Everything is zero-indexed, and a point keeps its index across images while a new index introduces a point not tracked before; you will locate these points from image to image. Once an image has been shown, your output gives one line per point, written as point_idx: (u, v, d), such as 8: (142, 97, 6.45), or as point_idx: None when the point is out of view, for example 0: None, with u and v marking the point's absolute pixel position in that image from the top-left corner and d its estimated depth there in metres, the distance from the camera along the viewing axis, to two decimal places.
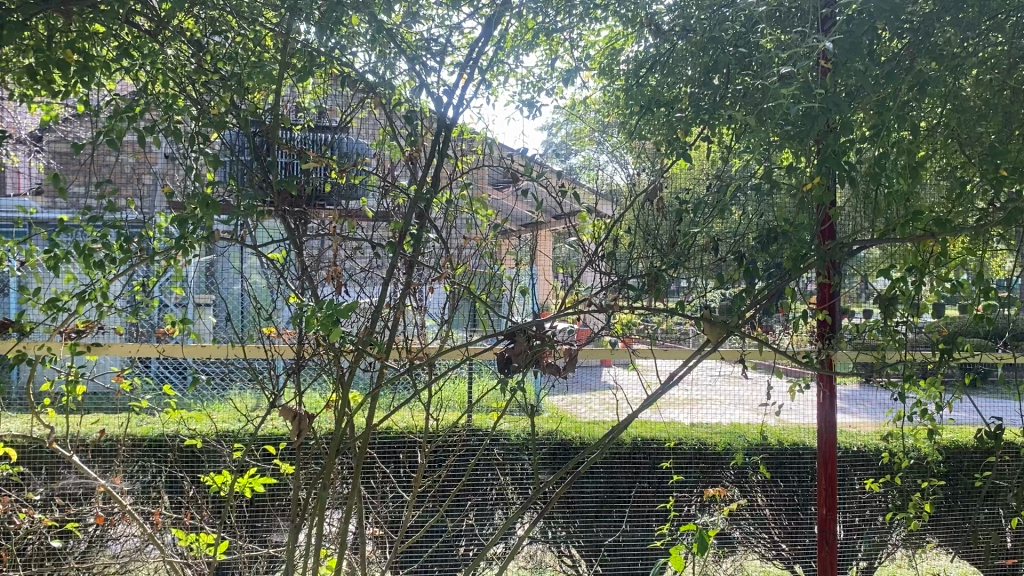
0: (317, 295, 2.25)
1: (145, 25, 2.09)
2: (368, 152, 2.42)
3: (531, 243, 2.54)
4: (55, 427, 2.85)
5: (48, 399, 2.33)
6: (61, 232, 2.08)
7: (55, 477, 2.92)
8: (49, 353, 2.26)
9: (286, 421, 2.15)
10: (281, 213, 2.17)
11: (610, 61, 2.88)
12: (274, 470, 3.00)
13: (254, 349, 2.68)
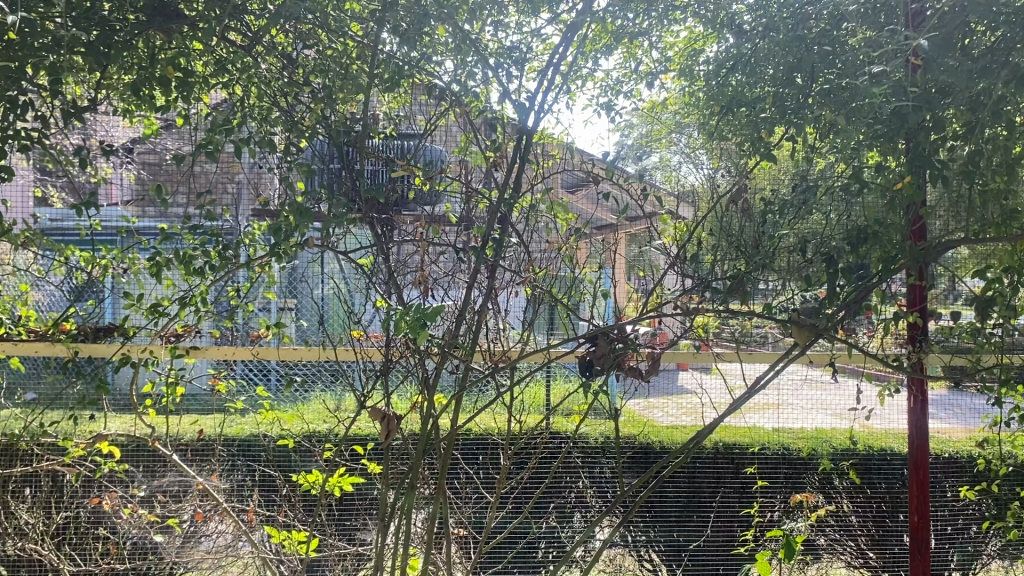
0: (403, 299, 2.32)
1: (240, 41, 2.19)
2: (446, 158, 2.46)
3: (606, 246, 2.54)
4: (157, 427, 3.00)
5: (149, 400, 2.45)
6: (163, 241, 2.20)
7: (156, 475, 3.09)
8: (149, 355, 2.39)
9: (375, 423, 2.22)
10: (369, 220, 2.26)
11: (690, 63, 2.78)
12: (361, 470, 3.09)
13: (343, 351, 2.73)
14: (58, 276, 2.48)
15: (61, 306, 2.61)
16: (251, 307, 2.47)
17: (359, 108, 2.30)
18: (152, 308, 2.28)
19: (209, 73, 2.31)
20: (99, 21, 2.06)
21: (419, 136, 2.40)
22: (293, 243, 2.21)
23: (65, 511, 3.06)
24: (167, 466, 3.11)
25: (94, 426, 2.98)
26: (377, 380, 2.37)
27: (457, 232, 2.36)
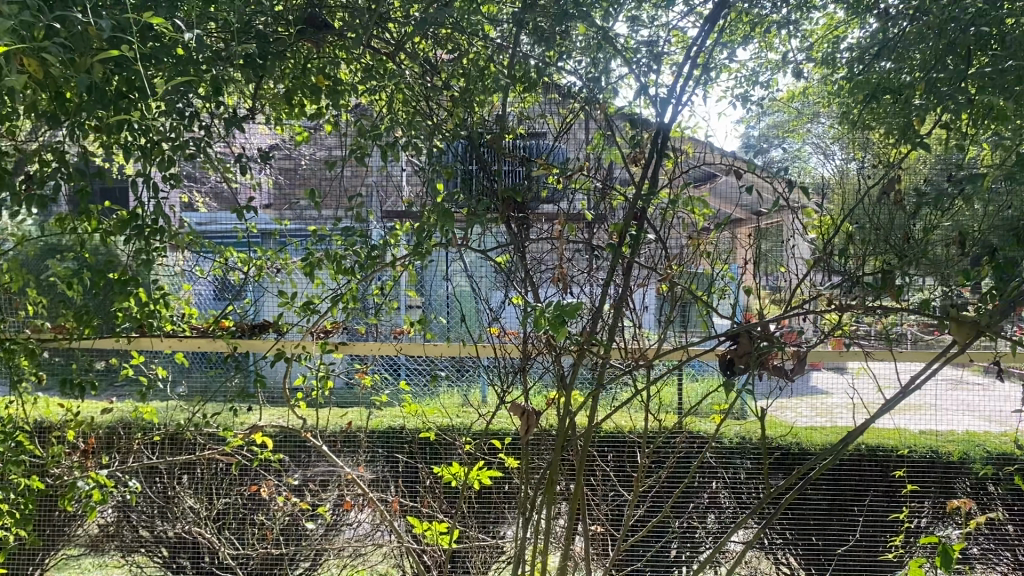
0: (539, 296, 2.30)
1: (384, 49, 2.32)
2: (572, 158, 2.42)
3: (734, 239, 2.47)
4: (307, 421, 3.14)
5: (301, 393, 2.63)
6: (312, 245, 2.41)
7: (309, 465, 3.26)
8: (302, 351, 2.60)
9: (514, 419, 2.23)
10: (507, 218, 2.25)
11: (831, 50, 2.72)
12: (499, 464, 3.15)
13: (486, 348, 2.82)
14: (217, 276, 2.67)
15: (221, 305, 2.80)
16: (394, 306, 2.61)
17: (498, 109, 2.35)
18: (305, 306, 2.48)
19: (356, 80, 2.42)
20: (257, 35, 2.18)
21: (554, 135, 2.40)
22: (434, 242, 2.27)
23: (226, 497, 3.27)
24: (316, 456, 3.26)
25: (249, 419, 3.16)
26: (515, 377, 2.38)
27: (592, 229, 2.30)
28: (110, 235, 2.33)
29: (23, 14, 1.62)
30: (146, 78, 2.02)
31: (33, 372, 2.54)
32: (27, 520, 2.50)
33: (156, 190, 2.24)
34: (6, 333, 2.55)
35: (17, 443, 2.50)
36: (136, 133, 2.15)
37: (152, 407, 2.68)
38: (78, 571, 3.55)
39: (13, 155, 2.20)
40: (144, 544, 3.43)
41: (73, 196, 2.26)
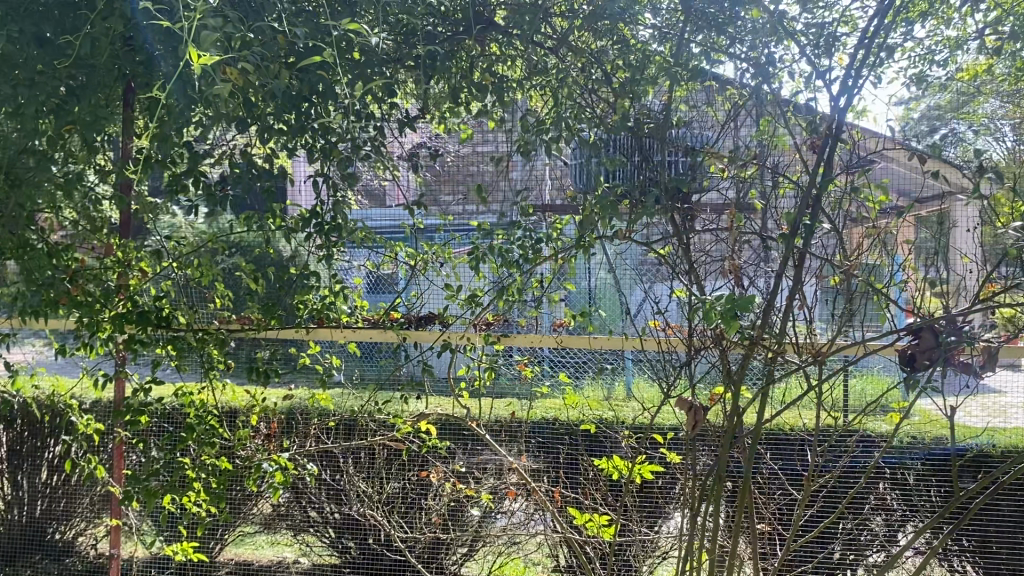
0: (705, 289, 2.25)
1: (546, 44, 2.36)
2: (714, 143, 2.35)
3: (903, 232, 2.34)
4: (470, 410, 3.23)
5: (465, 382, 2.74)
6: (478, 238, 2.52)
7: (474, 452, 3.36)
8: (466, 342, 2.75)
9: (681, 414, 2.21)
10: (671, 210, 2.22)
11: (1020, 21, 2.43)
12: (660, 458, 3.15)
13: (649, 340, 2.81)
14: (386, 269, 2.82)
15: (391, 297, 2.88)
16: (554, 298, 2.69)
17: (661, 101, 2.33)
18: (470, 298, 2.62)
19: (519, 76, 2.46)
20: (427, 35, 2.26)
21: (718, 124, 2.36)
22: (598, 235, 2.28)
23: (395, 482, 3.44)
24: (483, 445, 3.35)
25: (412, 407, 3.28)
26: (680, 370, 2.36)
27: (761, 220, 2.25)
28: (291, 231, 2.52)
29: (227, 25, 1.77)
30: (329, 83, 2.14)
31: (223, 360, 2.75)
32: (219, 496, 2.73)
33: (335, 189, 2.38)
34: (199, 323, 2.78)
35: (210, 426, 2.73)
36: (318, 134, 2.29)
37: (328, 393, 2.88)
38: (252, 548, 3.69)
39: (208, 158, 2.39)
40: (313, 524, 3.64)
41: (260, 195, 2.44)
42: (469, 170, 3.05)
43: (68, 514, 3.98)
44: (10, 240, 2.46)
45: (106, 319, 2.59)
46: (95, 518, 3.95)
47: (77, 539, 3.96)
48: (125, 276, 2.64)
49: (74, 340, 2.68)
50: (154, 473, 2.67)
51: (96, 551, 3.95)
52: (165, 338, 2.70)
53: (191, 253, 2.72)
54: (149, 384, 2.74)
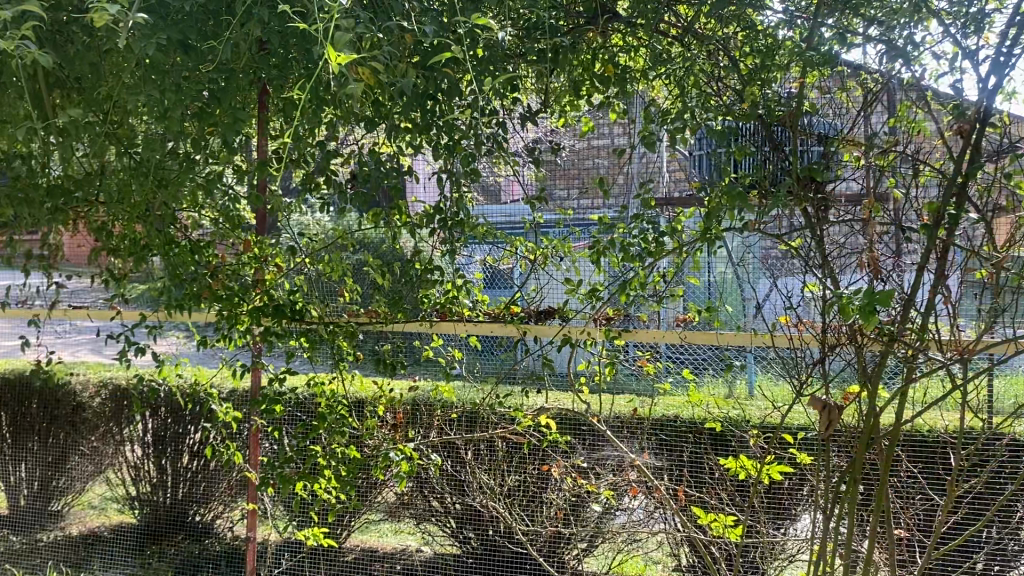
0: (840, 283, 2.16)
1: (671, 32, 2.32)
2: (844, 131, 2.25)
3: None
4: (592, 405, 3.22)
5: (585, 378, 2.75)
6: (600, 232, 2.51)
7: (596, 448, 3.35)
8: (586, 337, 2.75)
9: (813, 413, 2.13)
10: (803, 201, 2.14)
11: None
12: (789, 459, 3.05)
13: (779, 337, 2.73)
14: (508, 264, 2.84)
15: (508, 292, 2.90)
16: (677, 293, 2.64)
17: (790, 88, 2.25)
18: (591, 293, 2.61)
19: (643, 67, 2.43)
20: (549, 29, 2.27)
21: (853, 111, 2.26)
22: (724, 227, 2.23)
23: (517, 475, 3.48)
24: (604, 441, 3.33)
25: (532, 401, 3.30)
26: (811, 367, 2.28)
27: (900, 210, 2.14)
28: (417, 228, 2.59)
29: (359, 26, 1.84)
30: (454, 80, 2.17)
31: (352, 352, 2.85)
32: (348, 484, 2.83)
33: (458, 184, 2.41)
34: (330, 317, 2.89)
35: (341, 415, 2.85)
36: (442, 130, 2.32)
37: (451, 387, 2.93)
38: (377, 536, 3.84)
39: (340, 156, 2.48)
40: (435, 514, 3.72)
41: (388, 192, 2.51)
42: (583, 166, 3.04)
43: (208, 497, 4.20)
44: (158, 237, 2.63)
45: (244, 312, 2.73)
46: (231, 502, 4.13)
47: (215, 521, 4.18)
48: (262, 271, 2.77)
49: (216, 332, 2.83)
50: (289, 460, 2.80)
51: (232, 534, 4.14)
52: (298, 331, 2.81)
53: (322, 249, 2.83)
54: (283, 374, 2.86)
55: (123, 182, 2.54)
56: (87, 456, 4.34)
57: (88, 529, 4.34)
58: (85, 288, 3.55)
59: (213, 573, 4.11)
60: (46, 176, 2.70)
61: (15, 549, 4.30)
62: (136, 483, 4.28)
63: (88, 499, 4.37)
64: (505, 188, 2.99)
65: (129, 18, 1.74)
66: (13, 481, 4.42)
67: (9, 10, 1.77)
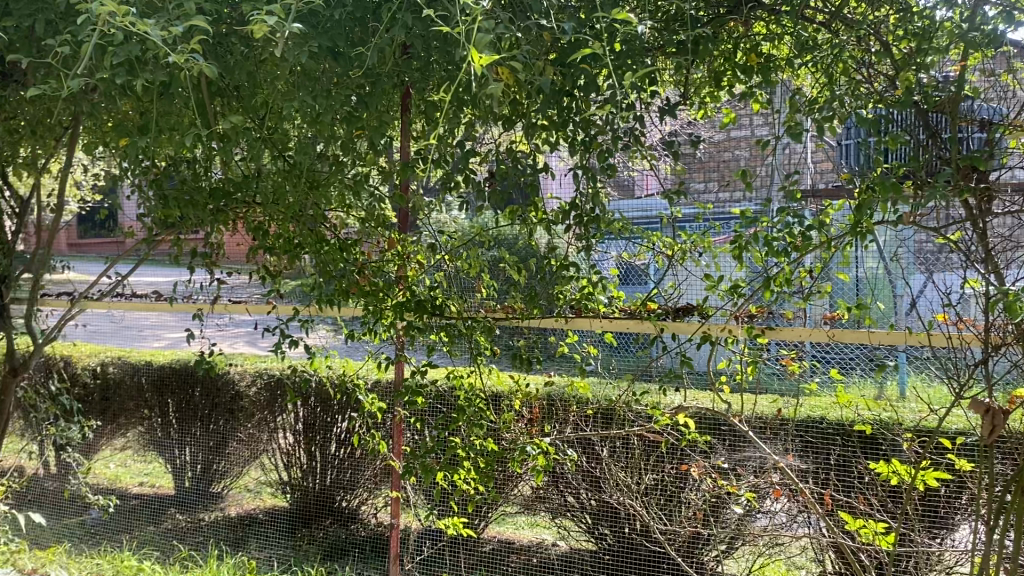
0: (1006, 278, 2.01)
1: (817, 19, 2.24)
2: (1009, 116, 2.10)
3: None
4: (733, 405, 3.15)
5: (726, 377, 2.70)
6: (742, 226, 2.45)
7: (737, 449, 3.29)
8: (727, 334, 2.69)
9: (977, 416, 2.00)
10: (964, 192, 2.01)
11: None
12: (947, 465, 2.90)
13: (938, 336, 2.58)
14: (645, 260, 2.82)
15: (645, 288, 2.85)
16: (824, 290, 2.55)
17: (949, 72, 2.13)
18: (733, 289, 2.55)
19: (787, 56, 2.36)
20: (688, 20, 2.24)
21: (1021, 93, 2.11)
22: (876, 220, 2.13)
23: (654, 474, 3.48)
24: (747, 442, 3.26)
25: (669, 400, 3.26)
26: (973, 369, 2.14)
27: None
28: (554, 224, 2.61)
29: (500, 26, 1.87)
30: (591, 75, 2.17)
31: (490, 347, 2.90)
32: (487, 476, 2.88)
33: (595, 180, 2.41)
34: (468, 312, 2.93)
35: (479, 408, 2.90)
36: (579, 127, 2.33)
37: (588, 383, 2.93)
38: (513, 527, 3.89)
39: (478, 154, 2.53)
40: (571, 510, 3.78)
41: (524, 188, 2.54)
42: (721, 158, 2.97)
43: (355, 484, 4.37)
44: (310, 236, 2.77)
45: (388, 308, 2.82)
46: (376, 489, 4.30)
47: (362, 508, 4.33)
48: (405, 268, 2.86)
49: (361, 325, 2.95)
50: (430, 451, 2.87)
51: (378, 520, 4.28)
52: (438, 326, 2.88)
53: (461, 246, 2.89)
54: (424, 368, 2.95)
55: (276, 185, 2.72)
56: (245, 442, 4.62)
57: (244, 510, 4.56)
58: (242, 285, 3.78)
59: (359, 557, 4.29)
60: (209, 178, 2.90)
61: (181, 527, 4.58)
62: (288, 468, 4.52)
63: (245, 483, 4.61)
64: (638, 182, 2.95)
65: (286, 28, 1.84)
66: (179, 463, 4.75)
67: (180, 26, 1.90)
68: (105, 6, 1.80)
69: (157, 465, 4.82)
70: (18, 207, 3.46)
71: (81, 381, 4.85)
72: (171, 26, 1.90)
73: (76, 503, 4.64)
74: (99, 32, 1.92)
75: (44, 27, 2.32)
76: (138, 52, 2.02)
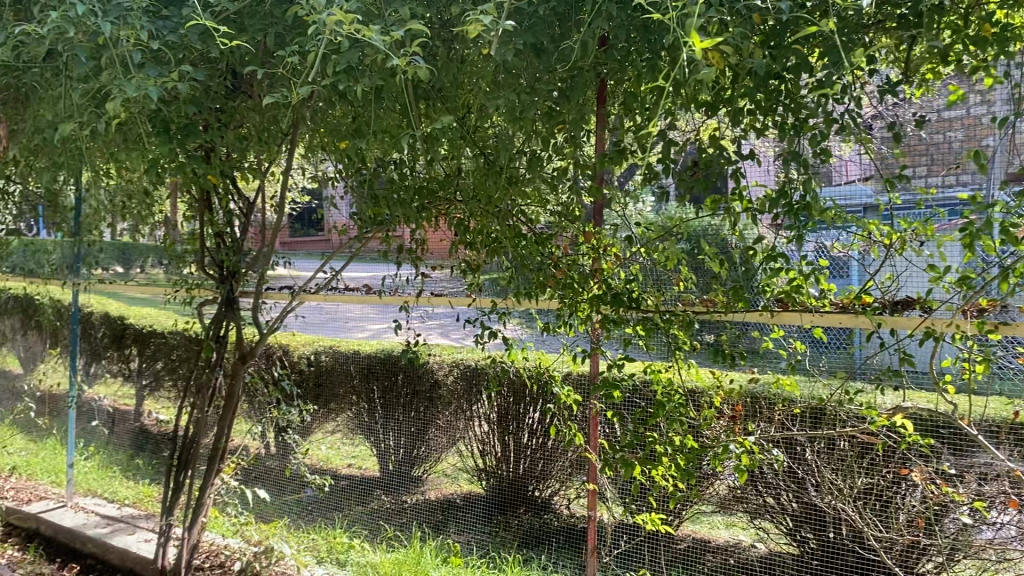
0: None
1: None
2: None
3: None
4: (958, 406, 2.93)
5: (952, 376, 2.53)
6: (975, 212, 2.27)
7: (961, 454, 3.07)
8: (954, 330, 2.51)
9: None
10: None
11: None
12: None
13: None
14: (858, 251, 2.67)
15: (859, 280, 2.71)
16: None
17: None
18: (962, 280, 2.37)
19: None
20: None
21: None
22: None
23: (867, 477, 3.32)
24: (975, 447, 3.05)
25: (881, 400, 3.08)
26: None
27: None
28: (758, 214, 2.52)
29: (707, 10, 1.85)
30: (803, 57, 2.09)
31: (689, 342, 2.82)
32: (688, 474, 2.80)
33: (805, 166, 2.31)
34: (665, 306, 2.87)
35: (678, 403, 2.86)
36: (789, 111, 2.24)
37: (794, 379, 2.82)
38: (709, 527, 3.81)
39: (678, 145, 2.49)
40: (769, 512, 3.64)
41: (727, 177, 2.46)
42: (935, 142, 2.73)
43: (545, 474, 4.53)
44: (508, 231, 2.84)
45: (585, 301, 2.82)
46: (568, 480, 4.41)
47: (554, 497, 4.47)
48: (599, 261, 2.84)
49: (557, 318, 2.97)
50: (629, 445, 2.85)
51: (568, 512, 4.36)
52: (635, 319, 2.84)
53: (658, 238, 2.83)
54: (621, 361, 2.92)
55: (477, 181, 2.83)
56: (443, 429, 4.83)
57: (443, 495, 4.74)
58: (447, 279, 3.86)
59: (556, 547, 4.38)
60: (415, 177, 3.04)
61: (386, 507, 4.76)
62: (484, 455, 4.71)
63: (443, 467, 4.79)
64: (840, 169, 2.72)
65: (499, 25, 1.90)
66: (385, 447, 5.00)
67: (400, 30, 2.00)
68: (335, 15, 1.94)
69: (364, 448, 5.05)
70: (245, 208, 3.77)
71: (298, 368, 5.23)
72: (392, 31, 2.01)
73: (295, 482, 4.94)
74: (327, 40, 2.06)
75: (274, 40, 2.52)
76: (359, 58, 2.16)
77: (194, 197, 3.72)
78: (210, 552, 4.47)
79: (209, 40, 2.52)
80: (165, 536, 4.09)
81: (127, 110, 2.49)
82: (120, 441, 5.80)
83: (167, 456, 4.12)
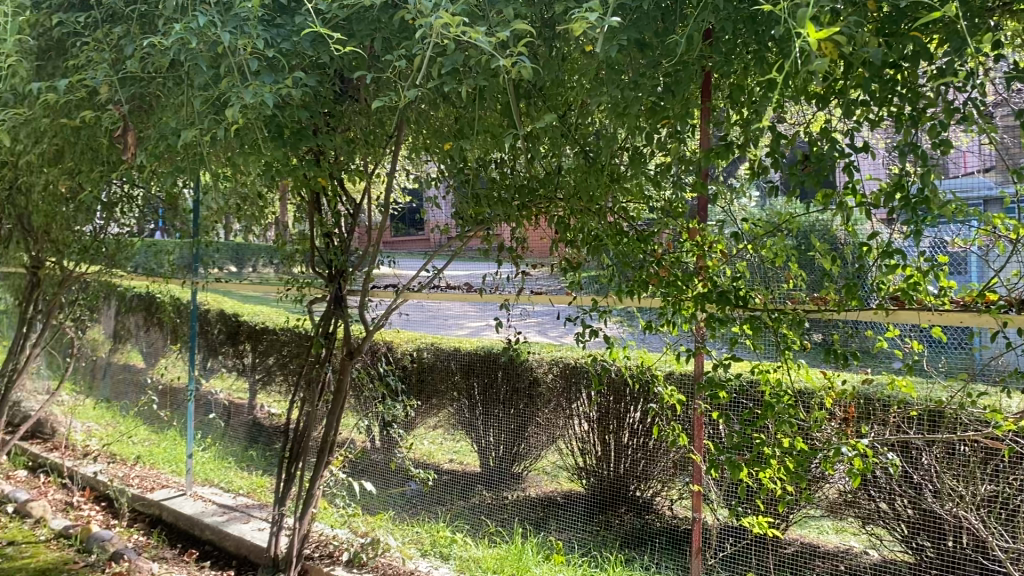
0: None
1: None
2: None
3: None
4: None
5: None
6: None
7: None
8: None
9: None
10: None
11: None
12: None
13: None
14: (980, 245, 2.58)
15: (981, 278, 2.60)
16: None
17: None
18: None
19: None
20: None
21: None
22: None
23: (992, 484, 3.18)
24: None
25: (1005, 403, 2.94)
26: None
27: None
28: (872, 208, 2.43)
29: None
30: (921, 44, 2.01)
31: (799, 341, 2.72)
32: (799, 477, 2.72)
33: (922, 158, 2.22)
34: (774, 304, 2.80)
35: (788, 405, 2.73)
36: (904, 101, 2.16)
37: (911, 381, 2.67)
38: (818, 532, 3.65)
39: (786, 139, 2.43)
40: (883, 518, 3.51)
41: (838, 171, 2.39)
42: None
43: (647, 475, 4.48)
44: (610, 228, 2.83)
45: (689, 299, 2.75)
46: (671, 480, 4.34)
47: (656, 498, 4.41)
48: (704, 259, 2.78)
49: (661, 316, 2.91)
50: (736, 447, 2.76)
51: (671, 513, 4.28)
52: (741, 318, 2.77)
53: (765, 235, 2.75)
54: (728, 360, 2.83)
55: (579, 180, 2.85)
56: (542, 426, 4.80)
57: (545, 492, 4.69)
58: (545, 278, 3.84)
59: (659, 548, 4.33)
60: (516, 176, 3.08)
61: (487, 502, 4.80)
62: (585, 454, 4.70)
63: (543, 465, 4.75)
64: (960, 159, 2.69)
65: (605, 22, 1.89)
66: (485, 443, 4.97)
67: (506, 30, 2.02)
68: (443, 18, 1.98)
69: (465, 444, 5.07)
70: (353, 209, 3.88)
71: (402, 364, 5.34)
72: (498, 31, 2.03)
73: (399, 475, 5.03)
74: (434, 44, 2.10)
75: (381, 45, 2.59)
76: (464, 59, 2.20)
77: (304, 199, 3.85)
78: (320, 542, 4.60)
79: (321, 47, 2.61)
80: (278, 524, 4.23)
81: (244, 116, 2.61)
82: (235, 433, 6.00)
83: (278, 448, 4.25)
